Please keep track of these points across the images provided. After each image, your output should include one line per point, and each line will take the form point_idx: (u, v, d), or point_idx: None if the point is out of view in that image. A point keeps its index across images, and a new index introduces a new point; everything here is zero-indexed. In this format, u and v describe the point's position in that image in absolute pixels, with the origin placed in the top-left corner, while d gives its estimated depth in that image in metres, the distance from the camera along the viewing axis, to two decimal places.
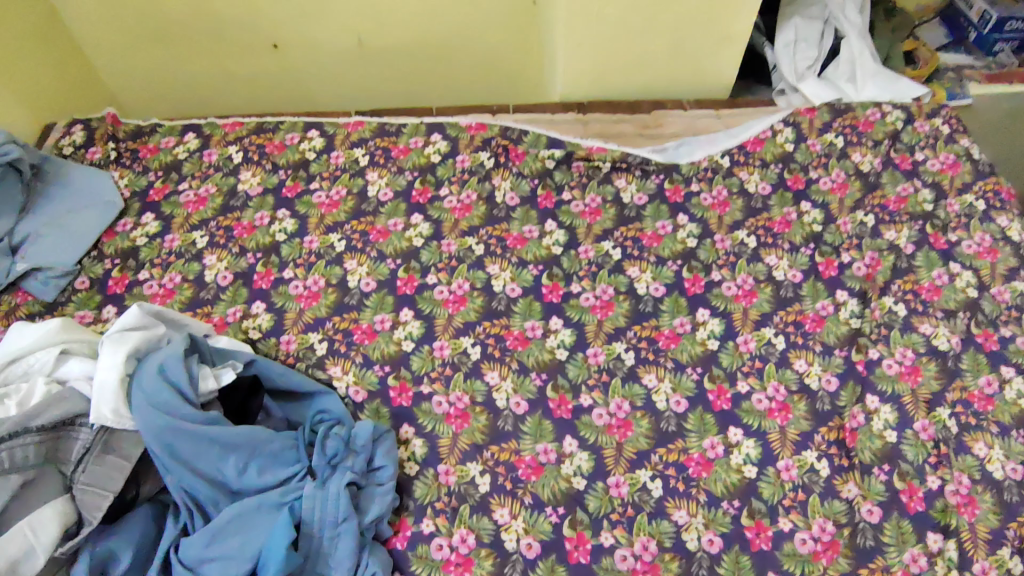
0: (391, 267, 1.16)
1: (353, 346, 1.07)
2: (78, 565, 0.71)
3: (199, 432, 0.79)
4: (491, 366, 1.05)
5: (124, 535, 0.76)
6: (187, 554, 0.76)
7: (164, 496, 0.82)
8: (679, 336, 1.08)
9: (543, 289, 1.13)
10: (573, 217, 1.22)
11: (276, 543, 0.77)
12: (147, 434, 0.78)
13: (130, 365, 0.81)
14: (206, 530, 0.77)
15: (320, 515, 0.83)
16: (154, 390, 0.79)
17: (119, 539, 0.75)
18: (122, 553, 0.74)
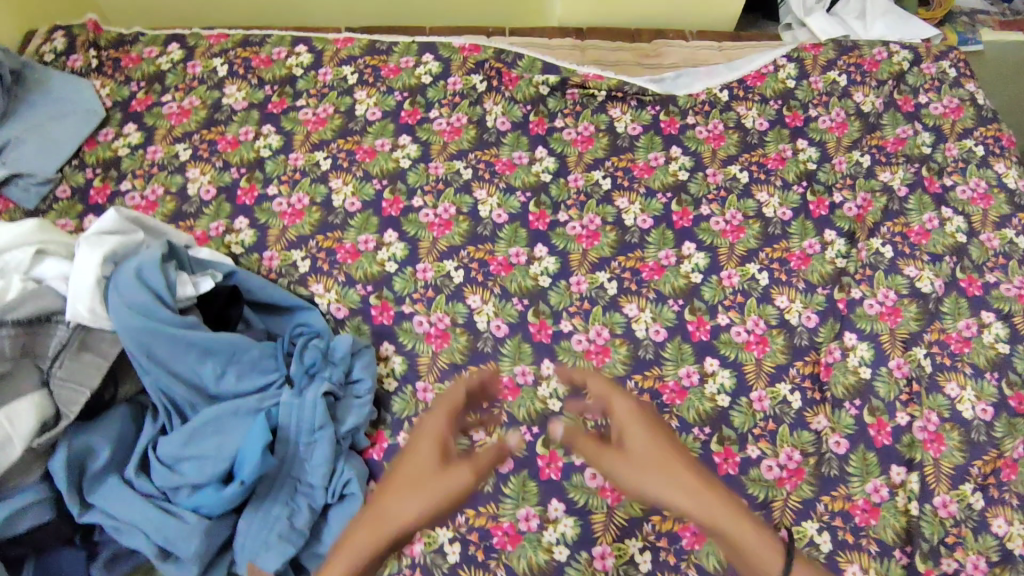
0: (377, 188, 1.14)
1: (336, 264, 1.07)
2: (55, 458, 0.74)
3: (176, 335, 0.79)
4: (474, 290, 1.05)
5: (102, 432, 0.78)
6: (163, 452, 0.78)
7: (142, 397, 0.83)
8: (663, 268, 1.08)
9: (529, 217, 1.12)
10: (564, 144, 1.20)
11: (251, 445, 0.79)
12: (124, 335, 0.78)
13: (107, 267, 0.81)
14: (183, 430, 0.79)
15: (296, 421, 0.84)
16: (130, 292, 0.79)
17: (97, 435, 0.77)
18: (100, 448, 0.77)
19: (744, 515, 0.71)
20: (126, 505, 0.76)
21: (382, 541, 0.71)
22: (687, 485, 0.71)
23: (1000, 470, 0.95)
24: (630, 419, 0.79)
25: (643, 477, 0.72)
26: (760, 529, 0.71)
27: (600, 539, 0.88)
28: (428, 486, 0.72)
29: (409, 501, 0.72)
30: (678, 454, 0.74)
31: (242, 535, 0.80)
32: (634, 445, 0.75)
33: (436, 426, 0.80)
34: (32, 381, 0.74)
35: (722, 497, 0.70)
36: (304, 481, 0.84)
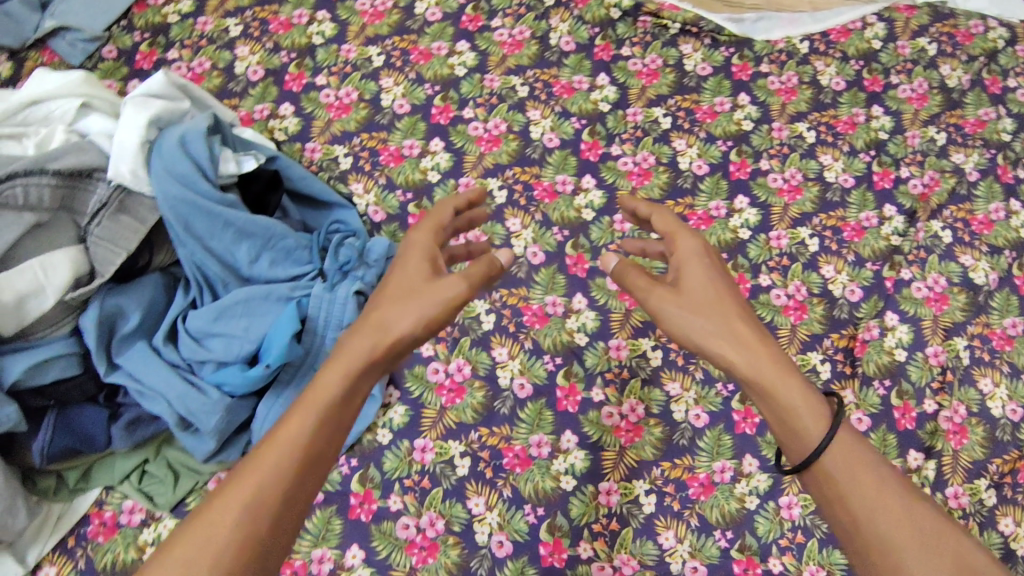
0: (428, 93, 1.10)
1: (377, 166, 1.03)
2: (86, 315, 0.74)
3: (215, 211, 0.77)
4: (514, 213, 1.02)
5: (133, 297, 0.77)
6: (192, 326, 0.78)
7: (176, 270, 0.82)
8: (712, 219, 1.04)
9: (581, 146, 1.08)
10: (628, 75, 1.14)
11: (280, 330, 0.78)
12: (163, 203, 0.76)
13: (151, 132, 0.78)
14: (213, 307, 0.79)
15: (326, 315, 0.83)
16: (174, 160, 0.76)
17: (128, 299, 0.76)
18: (130, 312, 0.76)
19: (790, 371, 0.67)
20: (152, 371, 0.76)
21: (376, 339, 0.64)
22: (734, 339, 0.68)
23: (1018, 472, 0.94)
24: (690, 265, 0.73)
25: (694, 318, 0.69)
26: (807, 387, 0.66)
27: (608, 475, 0.88)
28: (422, 298, 0.66)
29: (405, 311, 0.65)
30: (736, 307, 0.70)
31: (261, 418, 0.81)
32: (689, 284, 0.71)
33: (424, 239, 0.72)
34: (69, 236, 0.72)
35: (769, 354, 0.68)
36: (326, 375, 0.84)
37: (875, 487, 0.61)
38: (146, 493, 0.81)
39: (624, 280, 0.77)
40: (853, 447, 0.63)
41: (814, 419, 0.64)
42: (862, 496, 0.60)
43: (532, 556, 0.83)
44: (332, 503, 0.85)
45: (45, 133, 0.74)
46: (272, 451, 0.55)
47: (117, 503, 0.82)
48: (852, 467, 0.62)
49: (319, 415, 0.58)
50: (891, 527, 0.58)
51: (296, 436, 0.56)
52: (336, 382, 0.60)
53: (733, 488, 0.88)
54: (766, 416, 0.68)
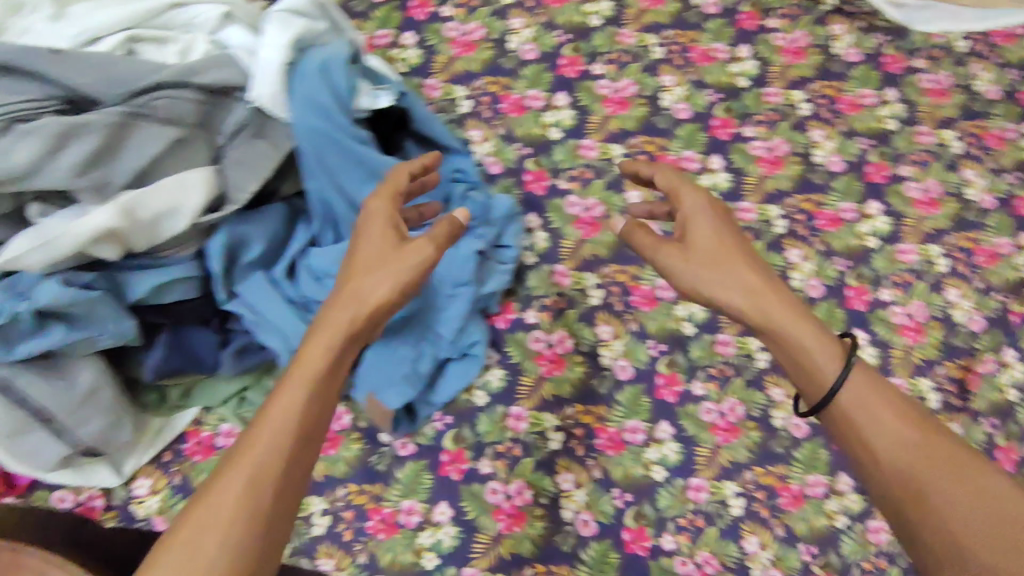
0: (558, 40, 1.01)
1: (498, 114, 0.97)
2: (214, 239, 0.71)
3: (349, 148, 0.73)
4: (634, 185, 0.96)
5: (260, 226, 0.74)
6: (314, 264, 0.75)
7: (298, 202, 0.79)
8: (840, 222, 0.98)
9: (713, 121, 1.00)
10: (772, 50, 1.05)
11: None
12: (299, 133, 0.72)
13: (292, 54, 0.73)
14: (335, 249, 0.75)
15: (444, 270, 0.81)
16: (314, 88, 0.72)
17: (255, 228, 0.74)
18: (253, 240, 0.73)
19: (801, 318, 0.67)
20: (269, 303, 0.74)
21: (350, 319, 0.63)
22: (744, 287, 0.68)
23: None
24: (697, 217, 0.72)
25: (683, 266, 0.71)
26: (818, 328, 0.66)
27: (699, 472, 0.86)
28: (392, 266, 0.65)
29: (375, 278, 0.65)
30: (741, 259, 0.70)
31: (368, 363, 0.82)
32: (697, 239, 0.71)
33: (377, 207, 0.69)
34: (204, 155, 0.68)
35: (781, 301, 0.68)
36: (433, 330, 0.83)
37: (889, 419, 0.61)
38: (244, 421, 0.81)
39: (626, 242, 0.76)
40: (872, 383, 0.63)
41: (828, 356, 0.64)
42: (877, 433, 0.61)
43: (616, 540, 0.83)
44: (424, 457, 0.84)
45: (188, 41, 0.69)
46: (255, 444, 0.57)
47: (213, 426, 0.82)
48: (865, 406, 0.62)
49: (305, 395, 0.59)
50: (910, 460, 0.59)
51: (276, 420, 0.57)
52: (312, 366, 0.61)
53: (824, 503, 0.85)
54: (776, 357, 0.68)
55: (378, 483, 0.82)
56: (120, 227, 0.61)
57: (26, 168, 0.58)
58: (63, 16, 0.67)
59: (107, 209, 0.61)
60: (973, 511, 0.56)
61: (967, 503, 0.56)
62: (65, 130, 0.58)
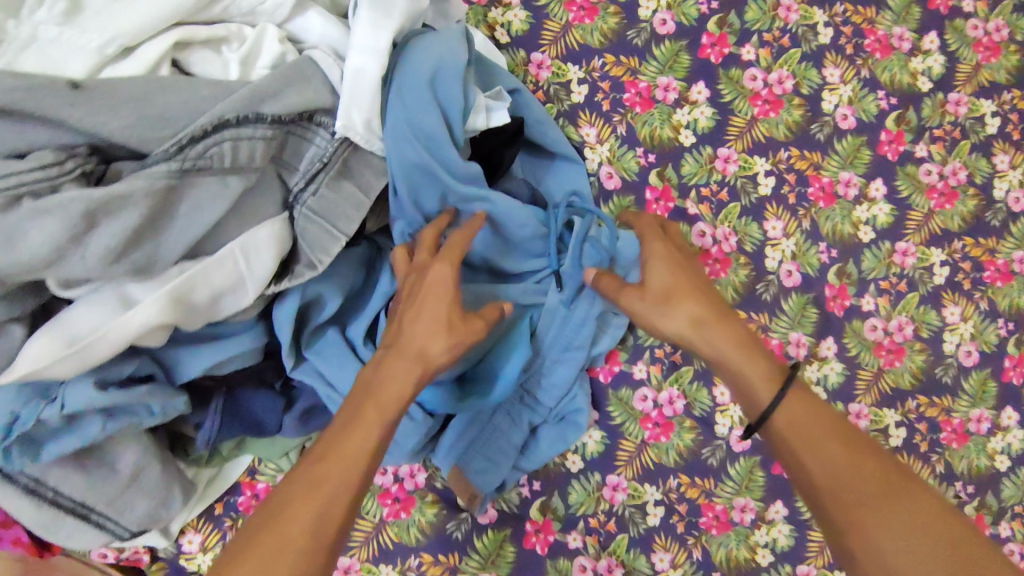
0: (701, 10, 0.80)
1: (619, 107, 0.77)
2: (285, 300, 0.55)
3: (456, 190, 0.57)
4: (777, 214, 0.78)
5: (338, 278, 0.58)
6: None
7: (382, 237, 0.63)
8: (1011, 275, 0.82)
9: (882, 135, 0.81)
10: (963, 43, 0.84)
11: (511, 359, 0.65)
12: (394, 170, 0.54)
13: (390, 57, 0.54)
14: None
15: (554, 334, 0.68)
16: (419, 112, 0.54)
17: (333, 283, 0.57)
18: (331, 300, 0.57)
19: (745, 352, 0.60)
20: (346, 377, 0.59)
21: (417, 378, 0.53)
22: (689, 318, 0.61)
23: None
24: (661, 259, 0.64)
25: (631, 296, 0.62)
26: (772, 367, 0.59)
27: (811, 560, 0.76)
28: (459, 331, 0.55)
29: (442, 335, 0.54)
30: (696, 293, 0.62)
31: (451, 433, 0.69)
32: (651, 277, 0.63)
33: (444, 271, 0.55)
34: (273, 199, 0.51)
35: (727, 332, 0.61)
36: (531, 394, 0.70)
37: (841, 452, 0.54)
38: None
39: (596, 292, 0.66)
40: (807, 411, 0.57)
41: (764, 379, 0.59)
42: (815, 459, 0.55)
43: None
44: (507, 526, 0.73)
45: (255, 39, 0.51)
46: (319, 487, 0.47)
47: (270, 475, 0.70)
48: (803, 438, 0.56)
49: (376, 441, 0.50)
50: (852, 483, 0.53)
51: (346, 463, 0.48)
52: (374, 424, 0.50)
53: None
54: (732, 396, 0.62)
55: (455, 553, 0.71)
56: (169, 321, 0.46)
57: (44, 256, 0.42)
58: (80, 9, 0.47)
59: (152, 300, 0.45)
60: (925, 549, 0.49)
61: (918, 527, 0.50)
62: (93, 202, 0.42)
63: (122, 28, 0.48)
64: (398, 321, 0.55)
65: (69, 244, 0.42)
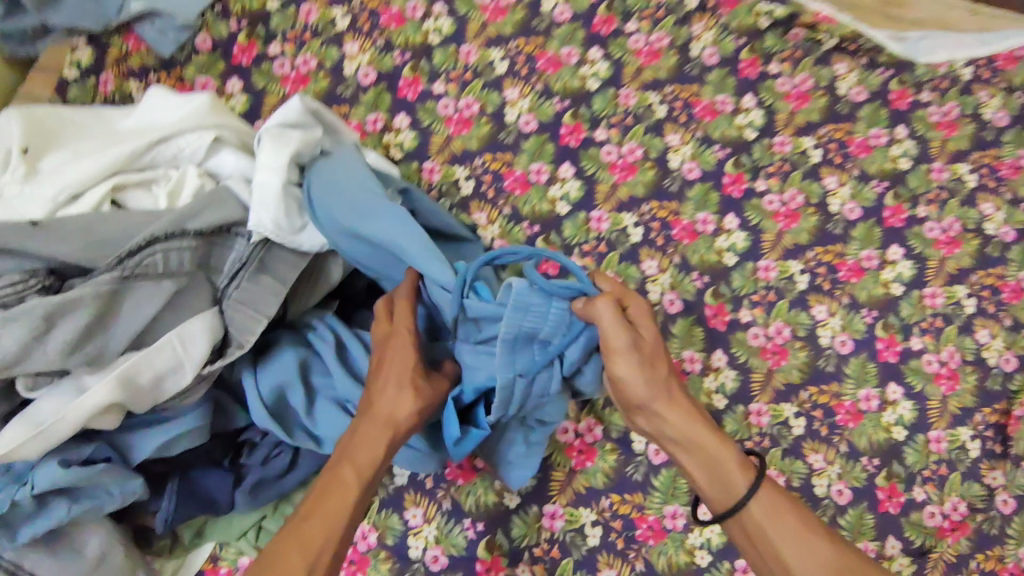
0: (557, 108, 0.98)
1: (502, 193, 0.94)
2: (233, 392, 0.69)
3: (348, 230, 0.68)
4: (651, 255, 0.93)
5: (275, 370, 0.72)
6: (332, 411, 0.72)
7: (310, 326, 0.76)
8: (863, 271, 0.95)
9: (724, 179, 0.97)
10: (776, 97, 1.02)
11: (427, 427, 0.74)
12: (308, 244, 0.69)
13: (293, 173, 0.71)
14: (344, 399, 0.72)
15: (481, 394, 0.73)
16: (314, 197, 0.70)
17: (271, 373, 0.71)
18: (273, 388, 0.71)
19: (723, 443, 0.71)
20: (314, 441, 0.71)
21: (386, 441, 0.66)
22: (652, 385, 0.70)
23: None
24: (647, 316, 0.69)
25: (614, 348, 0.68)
26: (742, 457, 0.71)
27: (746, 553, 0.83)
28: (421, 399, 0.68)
29: (406, 401, 0.67)
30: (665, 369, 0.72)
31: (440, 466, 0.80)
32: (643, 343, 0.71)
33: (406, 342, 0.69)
34: (205, 297, 0.66)
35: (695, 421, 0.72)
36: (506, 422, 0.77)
37: (797, 528, 0.66)
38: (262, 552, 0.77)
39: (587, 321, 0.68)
40: (776, 501, 0.68)
41: (740, 471, 0.70)
42: (795, 547, 0.65)
43: None
44: (459, 568, 0.81)
45: (178, 179, 0.66)
46: (310, 541, 0.59)
47: (231, 559, 0.78)
48: (783, 530, 0.66)
49: (355, 496, 0.63)
50: (796, 553, 0.65)
51: (332, 505, 0.62)
52: (349, 474, 0.63)
53: None
54: (699, 479, 0.72)
55: None
56: (117, 399, 0.59)
57: (14, 353, 0.56)
58: (35, 174, 0.65)
59: (102, 384, 0.58)
60: None
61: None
62: (49, 308, 0.57)
63: (65, 183, 0.63)
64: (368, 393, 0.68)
65: (32, 343, 0.56)
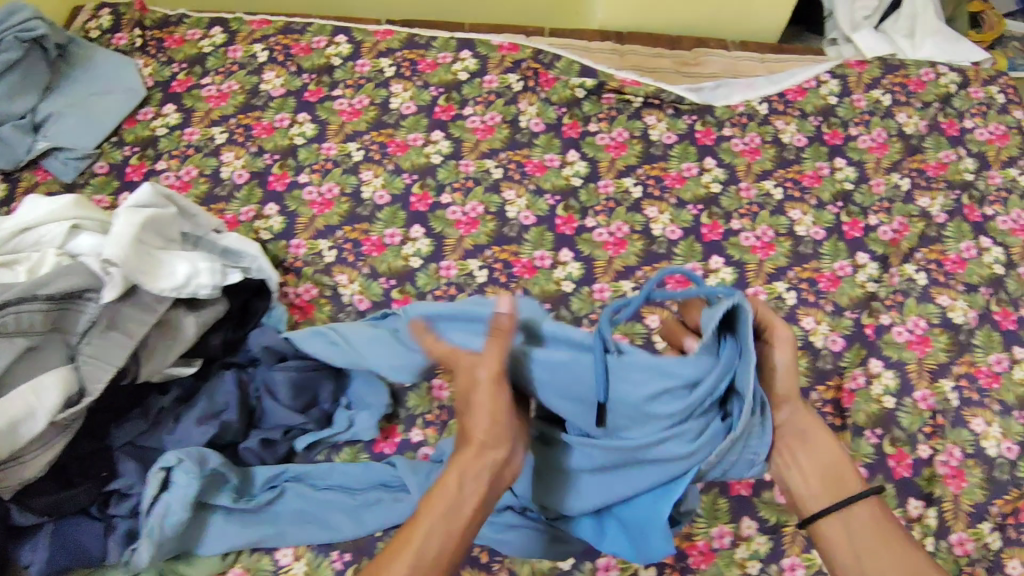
0: (406, 181, 1.14)
1: (361, 256, 1.07)
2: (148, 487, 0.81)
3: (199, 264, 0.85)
4: (496, 291, 1.05)
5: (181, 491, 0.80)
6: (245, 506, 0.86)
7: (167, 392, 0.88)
8: (689, 281, 1.07)
9: (556, 221, 1.11)
10: (597, 149, 1.19)
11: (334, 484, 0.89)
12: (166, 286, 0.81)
13: (144, 238, 0.83)
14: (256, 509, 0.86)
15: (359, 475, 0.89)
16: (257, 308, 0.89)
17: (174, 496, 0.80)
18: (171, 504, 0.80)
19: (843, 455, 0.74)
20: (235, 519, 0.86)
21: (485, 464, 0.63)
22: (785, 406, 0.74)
23: (1020, 512, 0.94)
24: (782, 348, 0.74)
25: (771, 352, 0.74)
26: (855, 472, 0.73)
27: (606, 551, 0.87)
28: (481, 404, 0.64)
29: (487, 421, 0.64)
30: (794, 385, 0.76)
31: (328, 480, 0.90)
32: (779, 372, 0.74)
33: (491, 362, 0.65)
34: (61, 354, 0.78)
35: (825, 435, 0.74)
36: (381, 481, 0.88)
37: (893, 544, 0.69)
38: None
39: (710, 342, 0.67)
40: (887, 511, 0.71)
41: (846, 480, 0.73)
42: (892, 559, 0.68)
43: None
44: None
45: (38, 258, 0.79)
46: (424, 522, 0.61)
47: None
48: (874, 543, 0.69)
49: (448, 476, 0.62)
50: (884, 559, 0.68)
51: (441, 502, 0.61)
52: (447, 477, 0.62)
53: (733, 553, 0.88)
54: (808, 481, 0.73)
55: None
56: None
57: None
58: None
59: None
60: None
61: None
62: None
63: None
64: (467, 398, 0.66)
65: None
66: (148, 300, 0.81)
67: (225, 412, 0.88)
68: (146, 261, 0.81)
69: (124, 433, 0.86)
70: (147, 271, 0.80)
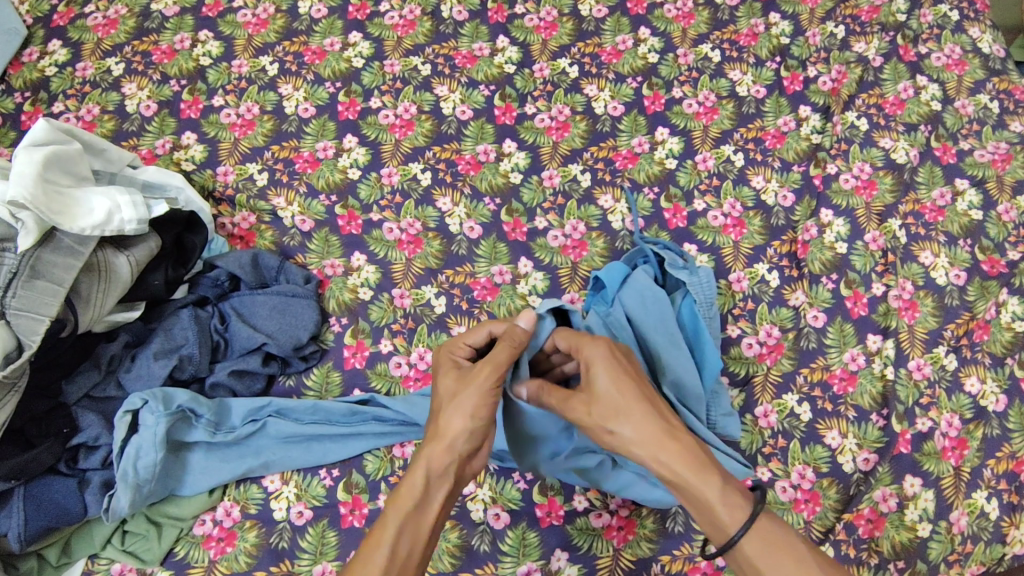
0: (330, 91, 1.06)
1: (296, 175, 1.00)
2: (115, 429, 0.78)
3: (113, 194, 0.78)
4: (443, 193, 1.01)
5: (147, 433, 0.78)
6: (227, 441, 0.82)
7: (115, 345, 0.83)
8: (637, 156, 1.05)
9: (495, 112, 1.06)
10: (526, 32, 1.12)
11: (328, 416, 0.85)
12: (86, 224, 0.75)
13: (49, 172, 0.75)
14: (241, 448, 0.83)
15: (339, 409, 0.85)
16: (249, 300, 0.89)
17: (143, 437, 0.78)
18: (146, 446, 0.78)
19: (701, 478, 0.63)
20: (218, 462, 0.82)
21: (454, 461, 0.67)
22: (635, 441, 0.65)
23: (973, 332, 0.97)
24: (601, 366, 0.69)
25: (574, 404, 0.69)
26: (723, 491, 0.63)
27: None
28: (462, 402, 0.68)
29: (469, 435, 0.67)
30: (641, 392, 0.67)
31: (318, 415, 0.85)
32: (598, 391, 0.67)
33: (489, 375, 0.69)
34: None
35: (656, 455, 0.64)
36: (378, 403, 0.86)
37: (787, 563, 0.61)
38: (132, 553, 0.79)
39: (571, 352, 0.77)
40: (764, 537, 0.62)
41: (723, 505, 0.62)
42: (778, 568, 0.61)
43: (530, 520, 0.84)
44: (324, 516, 0.82)
45: None
46: (402, 501, 0.65)
47: (105, 569, 0.80)
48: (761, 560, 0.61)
49: (421, 473, 0.65)
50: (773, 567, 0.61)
51: (408, 501, 0.65)
52: (420, 478, 0.65)
53: None
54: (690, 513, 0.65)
55: (285, 560, 0.80)
56: None
57: None
58: None
59: None
60: None
61: None
62: None
63: None
64: (443, 401, 0.70)
65: None
66: (69, 244, 0.75)
67: (184, 347, 0.84)
68: (59, 202, 0.74)
69: (77, 388, 0.80)
70: (62, 211, 0.73)
